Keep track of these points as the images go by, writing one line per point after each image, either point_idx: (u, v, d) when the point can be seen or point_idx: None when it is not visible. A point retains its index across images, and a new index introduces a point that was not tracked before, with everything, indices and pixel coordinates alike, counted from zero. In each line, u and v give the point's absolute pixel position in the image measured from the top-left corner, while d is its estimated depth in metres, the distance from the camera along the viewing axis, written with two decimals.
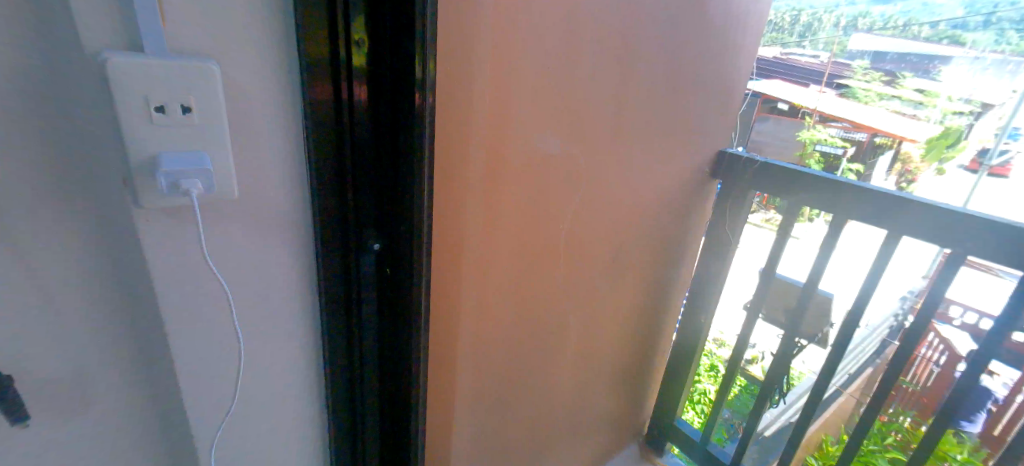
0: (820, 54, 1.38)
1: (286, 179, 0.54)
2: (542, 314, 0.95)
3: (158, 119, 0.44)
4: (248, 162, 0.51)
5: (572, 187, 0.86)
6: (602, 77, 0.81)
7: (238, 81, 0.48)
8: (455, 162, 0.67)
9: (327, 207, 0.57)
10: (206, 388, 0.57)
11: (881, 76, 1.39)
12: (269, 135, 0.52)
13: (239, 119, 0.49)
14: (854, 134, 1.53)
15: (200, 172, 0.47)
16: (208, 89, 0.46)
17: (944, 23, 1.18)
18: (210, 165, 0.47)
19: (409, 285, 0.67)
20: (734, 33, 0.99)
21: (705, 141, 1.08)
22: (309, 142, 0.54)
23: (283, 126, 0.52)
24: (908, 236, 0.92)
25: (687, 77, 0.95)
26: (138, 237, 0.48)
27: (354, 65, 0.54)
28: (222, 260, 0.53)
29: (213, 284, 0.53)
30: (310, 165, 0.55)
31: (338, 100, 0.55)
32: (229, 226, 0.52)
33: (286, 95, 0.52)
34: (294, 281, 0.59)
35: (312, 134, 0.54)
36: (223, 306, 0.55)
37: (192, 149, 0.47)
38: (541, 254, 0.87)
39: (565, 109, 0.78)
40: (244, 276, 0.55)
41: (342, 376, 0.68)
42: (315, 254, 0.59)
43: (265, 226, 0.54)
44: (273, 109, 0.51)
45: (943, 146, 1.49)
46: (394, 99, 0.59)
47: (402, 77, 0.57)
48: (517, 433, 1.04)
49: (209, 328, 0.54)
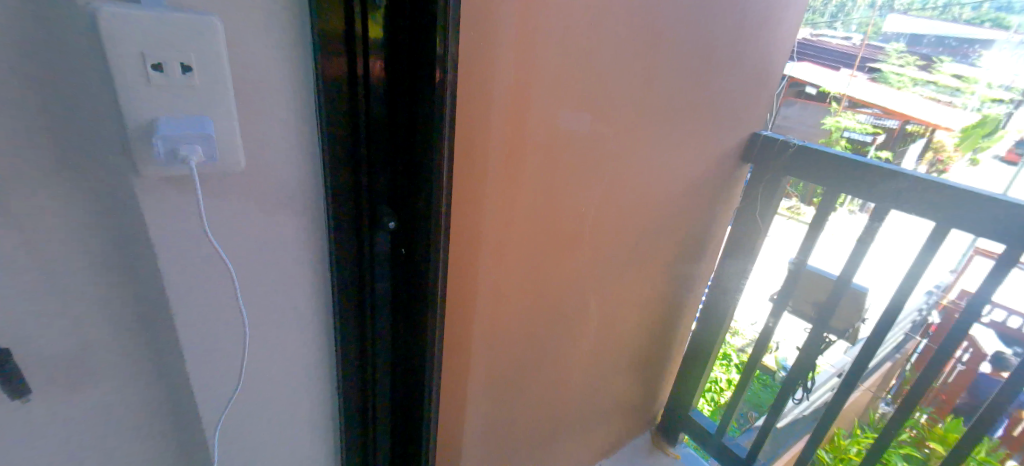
0: (853, 36, 1.23)
1: (297, 154, 0.52)
2: (560, 300, 0.92)
3: (156, 79, 0.42)
4: (255, 132, 0.49)
5: (595, 169, 0.82)
6: (633, 53, 0.76)
7: (247, 50, 0.46)
8: (474, 146, 0.65)
9: (341, 186, 0.55)
10: (214, 366, 0.56)
11: (915, 60, 1.23)
12: (278, 103, 0.49)
13: (247, 90, 0.47)
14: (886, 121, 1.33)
15: (201, 138, 0.44)
16: (212, 50, 0.43)
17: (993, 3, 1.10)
18: (213, 132, 0.45)
19: (425, 271, 0.65)
20: (776, 12, 0.93)
21: (737, 124, 1.02)
22: (323, 115, 0.51)
23: (294, 94, 0.50)
24: (957, 229, 0.86)
25: (723, 54, 0.89)
26: (139, 205, 0.46)
27: (371, 36, 0.51)
28: (230, 236, 0.51)
29: (219, 258, 0.51)
30: (323, 141, 0.52)
31: (353, 72, 0.51)
32: (236, 202, 0.50)
33: (298, 66, 0.49)
34: (304, 258, 0.57)
35: (326, 108, 0.51)
36: (232, 283, 0.53)
37: (195, 116, 0.44)
38: (561, 238, 0.84)
39: (592, 89, 0.74)
40: (251, 251, 0.53)
41: (353, 359, 0.67)
42: (328, 232, 0.57)
43: (275, 203, 0.52)
44: (285, 81, 0.49)
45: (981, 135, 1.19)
46: (413, 74, 0.55)
47: (422, 49, 0.54)
48: (531, 417, 1.03)
49: (216, 305, 0.53)
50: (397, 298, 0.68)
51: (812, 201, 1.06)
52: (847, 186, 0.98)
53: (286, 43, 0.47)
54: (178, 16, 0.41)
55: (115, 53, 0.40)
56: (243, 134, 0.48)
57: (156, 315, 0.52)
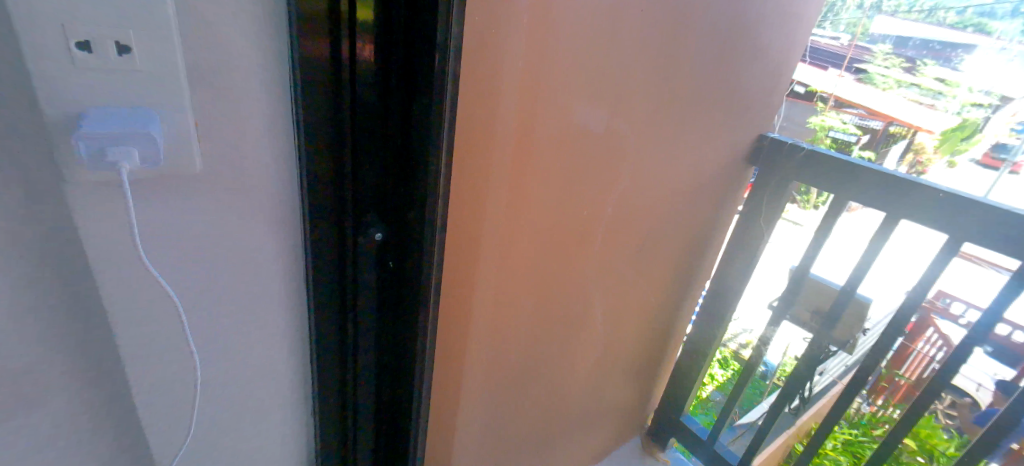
0: (840, 39, 1.19)
1: (272, 146, 0.47)
2: (562, 302, 0.88)
3: (81, 60, 0.36)
4: (219, 122, 0.43)
5: (605, 167, 0.77)
6: (650, 46, 0.71)
7: (211, 30, 0.40)
8: (477, 142, 0.59)
9: (322, 183, 0.49)
10: (174, 376, 0.51)
11: (903, 63, 1.21)
12: (247, 90, 0.44)
13: (209, 76, 0.41)
14: (868, 122, 1.36)
15: (142, 137, 0.39)
16: (158, 28, 0.38)
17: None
18: (157, 131, 0.40)
19: (417, 278, 0.59)
20: (792, 8, 0.89)
21: (745, 124, 0.98)
22: (300, 104, 0.45)
23: (266, 80, 0.44)
24: (971, 243, 0.83)
25: (740, 50, 0.85)
26: (68, 205, 0.40)
27: (360, 17, 0.45)
28: (192, 236, 0.46)
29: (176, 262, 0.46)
30: (301, 133, 0.46)
31: (337, 58, 0.46)
32: (198, 198, 0.45)
33: (272, 49, 0.43)
34: (277, 263, 0.52)
35: (304, 96, 0.45)
36: (193, 289, 0.48)
37: (137, 110, 0.39)
38: (565, 239, 0.80)
39: (606, 83, 0.69)
40: (214, 255, 0.48)
41: (333, 370, 0.61)
42: (306, 233, 0.51)
43: (244, 201, 0.47)
44: (256, 66, 0.43)
45: (959, 138, 1.20)
46: (410, 63, 0.50)
47: (421, 36, 0.48)
48: (526, 423, 0.99)
49: (175, 311, 0.48)
50: (385, 305, 0.62)
51: (821, 206, 1.02)
52: (855, 191, 0.95)
53: (258, 24, 0.42)
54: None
55: (43, 27, 0.35)
56: (203, 125, 0.42)
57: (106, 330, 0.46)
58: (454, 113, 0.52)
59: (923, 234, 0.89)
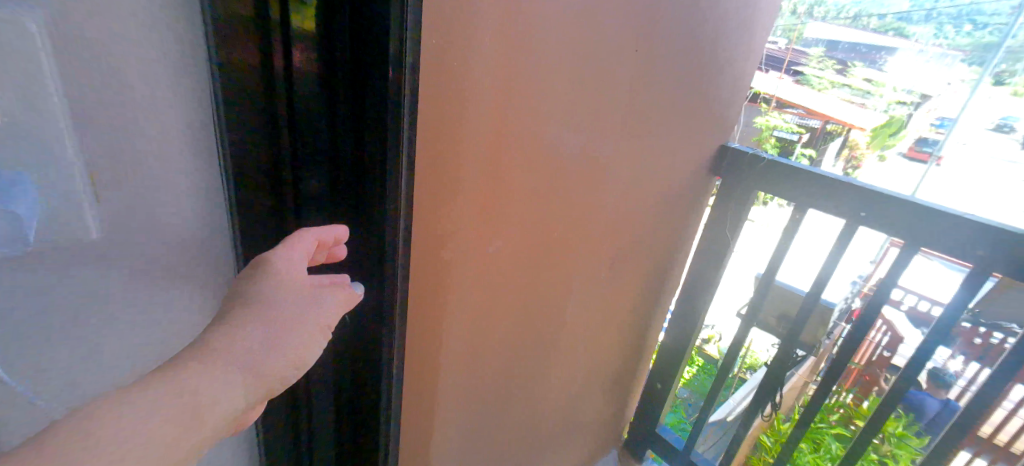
0: (780, 41, 1.24)
1: (189, 173, 0.43)
2: (539, 317, 0.85)
3: None
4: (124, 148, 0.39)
5: (577, 180, 0.75)
6: (618, 57, 0.69)
7: (105, 52, 0.36)
8: (446, 162, 0.56)
9: (257, 205, 0.46)
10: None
11: (834, 63, 1.73)
12: (158, 113, 0.40)
13: (111, 97, 0.37)
14: (808, 121, 2.06)
15: (8, 222, 0.34)
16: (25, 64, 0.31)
17: (891, 16, 1.31)
18: (29, 215, 0.35)
19: (373, 303, 0.56)
20: (750, 21, 0.89)
21: (709, 134, 0.98)
22: (226, 123, 0.41)
23: (183, 101, 0.41)
24: (926, 246, 0.85)
25: (703, 61, 0.85)
26: None
27: (296, 26, 0.41)
28: (95, 285, 0.40)
29: (81, 309, 0.40)
30: (227, 153, 0.43)
31: (269, 74, 0.42)
32: (102, 236, 0.40)
33: (186, 66, 0.40)
34: (204, 294, 0.48)
35: (228, 115, 0.41)
36: (106, 335, 0.43)
37: (4, 187, 0.34)
38: (540, 255, 0.77)
39: (575, 97, 0.67)
40: (130, 295, 0.43)
41: (285, 404, 0.57)
42: (240, 260, 0.47)
43: (160, 237, 0.43)
44: (164, 88, 0.40)
45: (887, 134, 1.88)
46: (358, 80, 0.46)
47: (370, 50, 0.44)
48: (505, 444, 0.95)
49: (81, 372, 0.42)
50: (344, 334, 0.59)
51: (770, 200, 1.06)
52: (814, 200, 0.95)
53: (162, 41, 0.38)
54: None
55: None
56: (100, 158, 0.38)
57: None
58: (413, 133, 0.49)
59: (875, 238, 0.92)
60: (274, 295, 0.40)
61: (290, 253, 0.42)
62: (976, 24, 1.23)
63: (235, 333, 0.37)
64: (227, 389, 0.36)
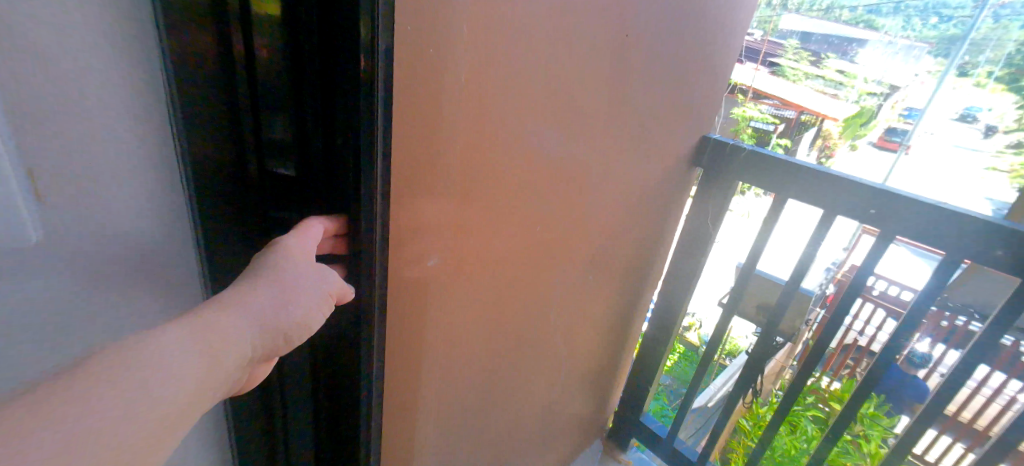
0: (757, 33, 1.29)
1: (140, 164, 0.40)
2: (523, 316, 0.84)
3: None
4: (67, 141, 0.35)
5: (559, 177, 0.74)
6: (598, 51, 0.67)
7: (38, 34, 0.32)
8: (424, 163, 0.53)
9: (217, 202, 0.43)
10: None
11: (807, 56, 1.76)
12: (103, 104, 0.36)
13: (47, 84, 0.34)
14: (785, 112, 2.23)
15: None
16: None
17: (861, 8, 1.27)
18: None
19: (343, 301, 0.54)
20: (731, 12, 0.89)
21: (690, 124, 0.97)
22: (180, 114, 0.39)
23: (132, 92, 0.37)
24: (900, 234, 0.86)
25: (683, 52, 0.84)
26: None
27: (255, 8, 0.39)
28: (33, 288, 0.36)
29: (23, 317, 0.36)
30: (184, 148, 0.40)
31: (227, 63, 0.39)
32: (43, 236, 0.36)
33: (131, 46, 0.37)
34: (163, 293, 0.45)
35: (184, 107, 0.39)
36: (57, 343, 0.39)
37: None
38: (524, 253, 0.76)
39: (557, 92, 0.65)
40: (82, 298, 0.39)
41: (256, 400, 0.55)
42: (203, 257, 0.45)
43: (107, 232, 0.39)
44: (111, 73, 0.36)
45: (858, 125, 1.97)
46: (325, 69, 0.44)
47: (340, 38, 0.42)
48: (491, 441, 0.94)
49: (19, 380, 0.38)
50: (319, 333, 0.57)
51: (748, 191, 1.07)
52: (794, 191, 0.96)
53: (104, 17, 0.35)
54: None
55: None
56: (33, 144, 0.34)
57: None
58: (389, 125, 0.46)
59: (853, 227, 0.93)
60: (283, 265, 0.42)
61: (299, 240, 0.45)
62: (942, 17, 1.20)
63: (248, 293, 0.40)
64: (243, 348, 0.38)
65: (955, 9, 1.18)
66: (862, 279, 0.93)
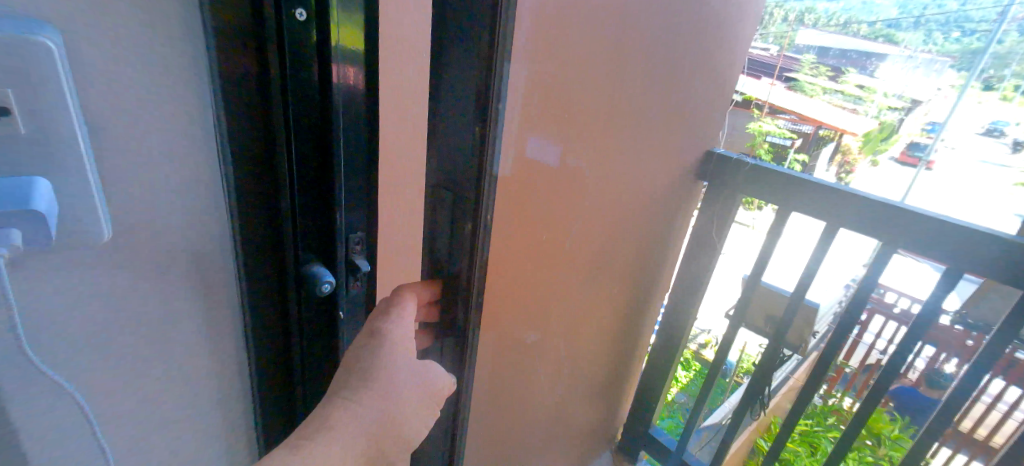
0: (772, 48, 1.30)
1: (187, 183, 0.43)
2: (526, 318, 0.87)
3: None
4: (128, 170, 0.39)
5: (560, 180, 0.77)
6: (596, 62, 0.72)
7: (109, 71, 0.37)
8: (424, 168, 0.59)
9: (254, 216, 0.47)
10: (83, 451, 0.44)
11: (828, 71, 1.33)
12: (159, 132, 0.40)
13: (114, 118, 0.38)
14: (801, 126, 1.48)
15: (34, 229, 0.34)
16: (31, 75, 0.32)
17: (880, 23, 1.13)
18: (54, 231, 0.35)
19: (346, 314, 0.55)
20: (727, 32, 0.94)
21: (692, 138, 1.01)
22: (223, 122, 0.43)
23: (182, 119, 0.41)
24: (903, 248, 0.87)
25: (681, 67, 0.88)
26: None
27: (290, 35, 0.42)
28: (99, 285, 0.40)
29: (82, 326, 0.40)
30: (229, 165, 0.44)
31: (265, 82, 0.43)
32: (103, 253, 0.40)
33: (181, 59, 0.40)
34: (205, 310, 0.47)
35: (227, 119, 0.43)
36: (108, 354, 0.43)
37: (28, 180, 0.34)
38: (527, 255, 0.79)
39: (557, 101, 0.69)
40: (131, 313, 0.43)
41: (279, 417, 0.57)
42: (239, 268, 0.48)
43: (160, 244, 0.43)
44: (167, 104, 0.40)
45: (878, 139, 1.42)
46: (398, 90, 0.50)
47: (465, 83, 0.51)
48: (496, 442, 0.97)
49: (78, 380, 0.42)
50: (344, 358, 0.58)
51: (763, 208, 1.05)
52: (799, 201, 0.97)
53: (165, 48, 0.39)
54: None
55: None
56: (105, 159, 0.38)
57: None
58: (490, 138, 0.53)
59: (858, 240, 0.95)
60: (392, 359, 0.48)
61: (398, 324, 0.50)
62: (966, 31, 1.05)
63: (358, 392, 0.45)
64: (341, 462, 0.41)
65: (979, 22, 1.04)
66: (867, 291, 0.94)
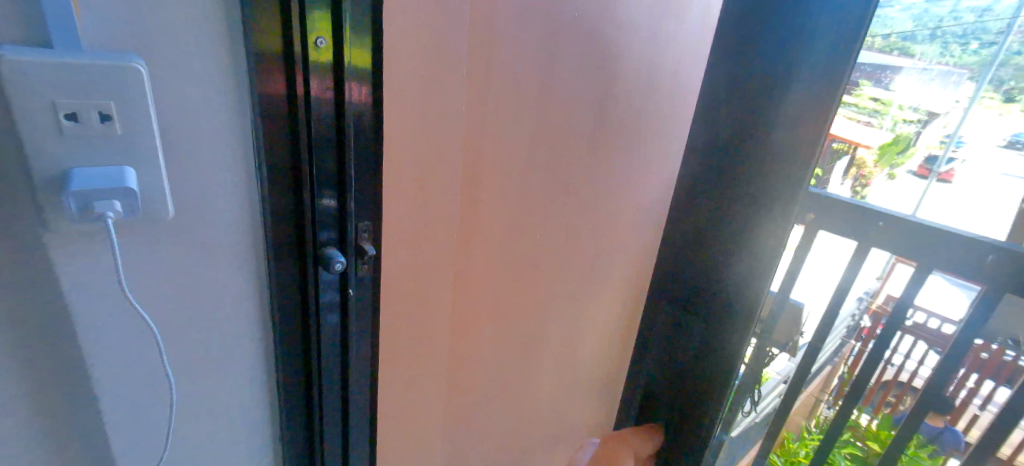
0: None
1: (227, 181, 0.50)
2: (522, 323, 0.93)
3: (68, 129, 0.40)
4: (180, 169, 0.47)
5: (553, 196, 0.86)
6: (581, 84, 0.80)
7: (168, 87, 0.44)
8: (426, 175, 0.66)
9: (281, 210, 0.54)
10: (146, 398, 0.52)
11: None
12: (208, 137, 0.48)
13: (172, 125, 0.46)
14: None
15: (125, 201, 0.43)
16: (128, 89, 0.41)
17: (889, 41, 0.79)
18: (141, 206, 0.44)
19: (355, 291, 0.62)
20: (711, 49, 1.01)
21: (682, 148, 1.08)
22: (260, 130, 0.50)
23: (226, 127, 0.49)
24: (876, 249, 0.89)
25: (667, 83, 0.95)
26: (43, 256, 0.43)
27: (313, 57, 0.50)
28: (155, 262, 0.48)
29: (140, 297, 0.49)
30: (263, 166, 0.51)
31: (292, 95, 0.50)
32: (158, 235, 0.48)
33: (224, 76, 0.47)
34: (238, 290, 0.55)
35: (262, 127, 0.50)
36: (159, 322, 0.51)
37: (119, 168, 0.42)
38: (521, 264, 0.87)
39: (538, 129, 0.78)
40: (178, 288, 0.51)
41: (297, 390, 0.64)
42: (268, 254, 0.55)
43: (203, 230, 0.50)
44: (214, 114, 0.48)
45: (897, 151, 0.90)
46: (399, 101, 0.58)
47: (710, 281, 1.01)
48: (493, 443, 1.01)
49: (136, 343, 0.50)
50: (351, 338, 0.65)
51: None
52: None
53: (212, 68, 0.46)
54: (101, 56, 0.40)
55: (27, 104, 0.38)
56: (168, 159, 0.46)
57: (61, 355, 0.46)
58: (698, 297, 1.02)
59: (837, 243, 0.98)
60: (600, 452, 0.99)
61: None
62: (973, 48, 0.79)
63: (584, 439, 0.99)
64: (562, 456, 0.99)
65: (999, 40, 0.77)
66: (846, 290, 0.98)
